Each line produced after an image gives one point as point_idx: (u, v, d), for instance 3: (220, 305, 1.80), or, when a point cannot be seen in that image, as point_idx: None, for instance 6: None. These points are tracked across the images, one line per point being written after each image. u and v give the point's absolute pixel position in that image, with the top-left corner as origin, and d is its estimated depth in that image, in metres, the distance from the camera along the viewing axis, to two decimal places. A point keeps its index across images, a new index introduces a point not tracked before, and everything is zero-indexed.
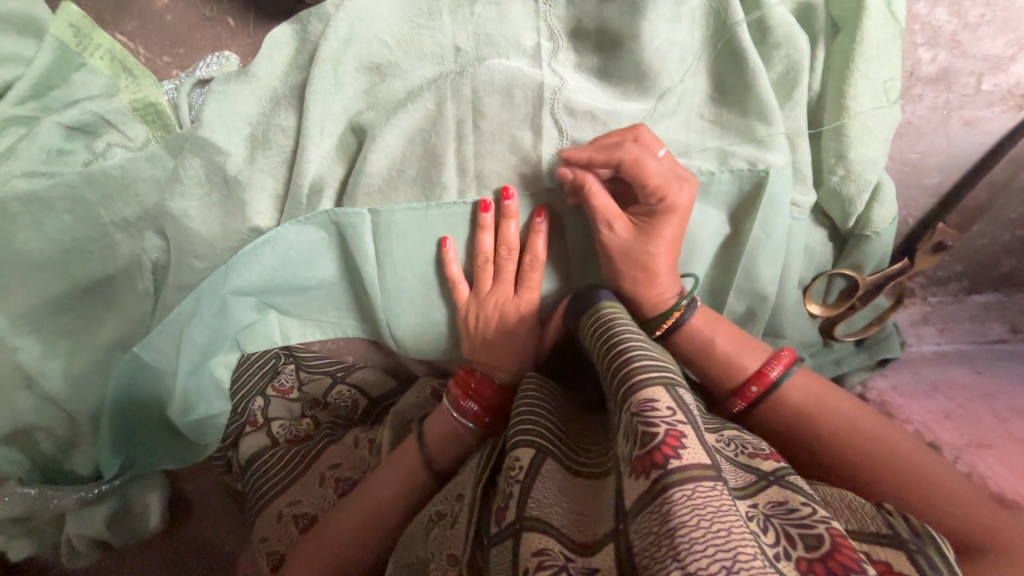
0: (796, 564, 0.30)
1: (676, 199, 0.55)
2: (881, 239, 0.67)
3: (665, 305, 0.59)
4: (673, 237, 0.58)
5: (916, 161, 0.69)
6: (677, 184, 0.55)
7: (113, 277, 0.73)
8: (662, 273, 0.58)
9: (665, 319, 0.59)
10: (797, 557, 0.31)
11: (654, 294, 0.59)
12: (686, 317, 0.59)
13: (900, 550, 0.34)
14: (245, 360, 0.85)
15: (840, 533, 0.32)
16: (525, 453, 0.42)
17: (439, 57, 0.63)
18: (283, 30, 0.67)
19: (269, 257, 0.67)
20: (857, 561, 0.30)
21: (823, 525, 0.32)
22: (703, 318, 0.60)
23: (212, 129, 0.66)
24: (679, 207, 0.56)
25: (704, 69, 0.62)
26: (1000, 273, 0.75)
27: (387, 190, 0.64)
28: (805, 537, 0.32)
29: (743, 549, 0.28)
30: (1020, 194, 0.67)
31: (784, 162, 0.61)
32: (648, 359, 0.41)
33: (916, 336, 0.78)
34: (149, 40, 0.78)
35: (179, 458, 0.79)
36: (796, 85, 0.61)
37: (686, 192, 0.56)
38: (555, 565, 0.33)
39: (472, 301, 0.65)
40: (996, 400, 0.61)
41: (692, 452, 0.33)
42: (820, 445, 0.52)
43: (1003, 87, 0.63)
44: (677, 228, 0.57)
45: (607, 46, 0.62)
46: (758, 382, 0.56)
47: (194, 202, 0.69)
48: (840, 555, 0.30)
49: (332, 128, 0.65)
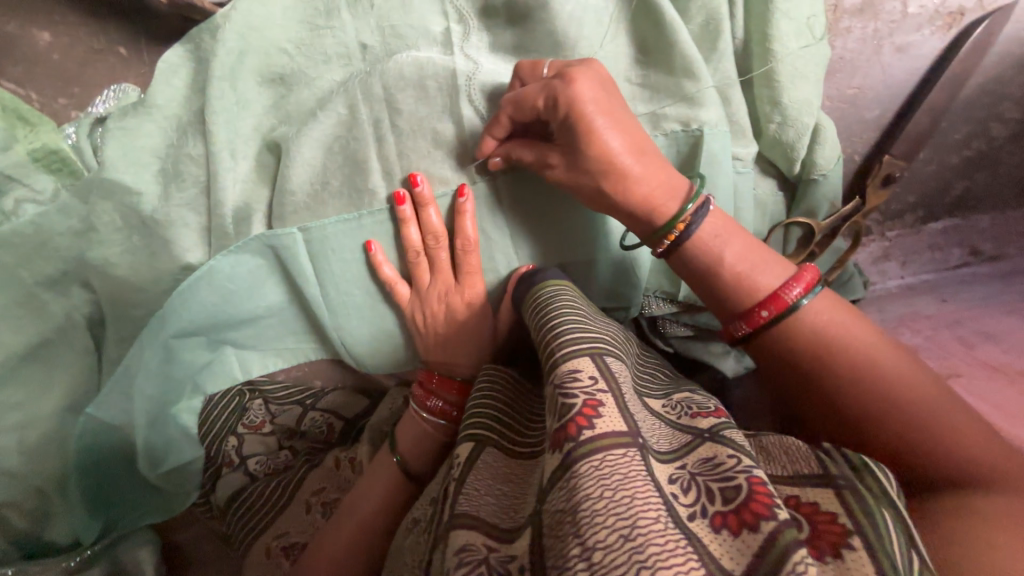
0: (710, 520, 0.30)
1: (582, 85, 0.48)
2: (829, 181, 0.65)
3: (664, 217, 0.50)
4: (615, 121, 0.49)
5: (854, 95, 0.67)
6: (572, 71, 0.50)
7: (51, 340, 0.67)
8: (633, 170, 0.49)
9: (668, 233, 0.50)
10: (714, 512, 0.30)
11: (637, 197, 0.50)
12: (692, 227, 0.49)
13: (829, 487, 0.31)
14: (206, 403, 0.77)
15: (761, 480, 0.30)
16: (464, 449, 0.42)
17: (345, 57, 0.60)
18: (176, 51, 0.62)
19: (207, 293, 0.63)
20: (769, 508, 0.29)
21: (743, 475, 0.31)
22: (716, 223, 0.50)
23: (118, 170, 0.62)
24: (591, 89, 0.48)
25: (624, 30, 0.59)
26: (952, 198, 0.74)
27: (314, 206, 0.61)
28: (723, 490, 0.31)
29: (643, 515, 0.28)
30: (961, 115, 0.67)
31: (718, 118, 0.58)
32: (577, 331, 0.41)
33: (879, 272, 0.79)
34: (40, 84, 0.74)
35: (164, 509, 0.74)
36: (719, 35, 0.58)
37: (588, 75, 0.49)
38: (475, 559, 0.33)
39: (416, 299, 0.63)
40: (962, 325, 0.61)
41: (607, 420, 0.33)
42: (821, 379, 0.44)
43: (929, 7, 0.62)
44: (611, 112, 0.49)
45: (518, 20, 0.58)
46: (773, 305, 0.46)
47: (116, 249, 0.65)
48: (752, 503, 0.29)
49: (245, 149, 0.62)
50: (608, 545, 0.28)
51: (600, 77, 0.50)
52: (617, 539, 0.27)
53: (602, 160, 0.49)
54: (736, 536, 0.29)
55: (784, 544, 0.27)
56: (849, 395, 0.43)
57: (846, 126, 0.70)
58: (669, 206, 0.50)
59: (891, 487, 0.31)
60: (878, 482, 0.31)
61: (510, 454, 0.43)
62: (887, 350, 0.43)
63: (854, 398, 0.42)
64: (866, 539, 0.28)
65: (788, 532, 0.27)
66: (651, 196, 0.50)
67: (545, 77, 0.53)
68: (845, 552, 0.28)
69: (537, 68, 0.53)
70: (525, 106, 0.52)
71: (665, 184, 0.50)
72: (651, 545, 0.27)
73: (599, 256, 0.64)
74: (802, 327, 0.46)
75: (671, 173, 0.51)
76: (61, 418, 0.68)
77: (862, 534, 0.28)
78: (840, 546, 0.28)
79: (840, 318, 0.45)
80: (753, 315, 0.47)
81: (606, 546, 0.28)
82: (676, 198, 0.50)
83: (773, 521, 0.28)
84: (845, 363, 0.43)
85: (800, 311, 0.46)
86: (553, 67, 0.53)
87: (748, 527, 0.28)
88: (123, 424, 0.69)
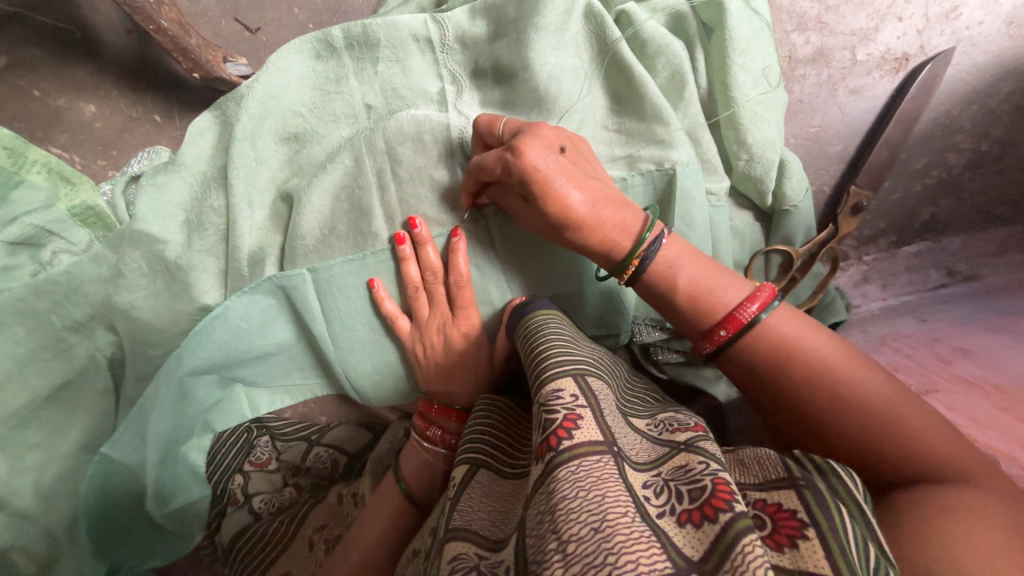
0: (677, 518, 0.32)
1: (530, 153, 0.53)
2: (800, 211, 0.70)
3: (621, 254, 0.56)
4: (565, 177, 0.54)
5: (816, 133, 0.74)
6: (521, 138, 0.55)
7: (72, 382, 0.71)
8: (588, 219, 0.55)
9: (627, 267, 0.56)
10: (681, 510, 0.33)
11: (594, 241, 0.56)
12: (647, 262, 0.55)
13: (792, 488, 0.33)
14: (217, 439, 0.82)
15: (725, 480, 0.33)
16: (459, 471, 0.45)
17: (352, 117, 0.68)
18: (205, 118, 0.71)
19: (221, 332, 0.66)
20: (728, 502, 0.31)
21: (709, 477, 0.33)
22: (671, 253, 0.55)
23: (146, 220, 0.69)
24: (538, 155, 0.54)
25: (599, 85, 0.67)
26: (921, 222, 0.79)
27: (322, 249, 0.66)
28: (691, 491, 0.33)
29: (614, 510, 0.31)
30: (919, 145, 0.74)
31: (689, 157, 0.64)
32: (560, 356, 0.44)
33: (861, 295, 0.83)
34: (82, 148, 0.84)
35: (168, 553, 0.76)
36: (684, 87, 0.65)
37: (536, 140, 0.55)
38: (466, 566, 0.35)
39: (415, 332, 0.66)
40: (940, 343, 0.64)
41: (585, 431, 0.36)
42: (785, 388, 0.50)
43: (875, 55, 0.71)
44: (560, 169, 0.54)
45: (504, 80, 0.66)
46: (729, 325, 0.52)
47: (140, 293, 0.69)
48: (714, 499, 0.32)
49: (261, 200, 0.69)
50: (580, 537, 0.30)
51: (546, 141, 0.55)
52: (589, 532, 0.30)
53: (558, 212, 0.54)
54: (697, 528, 0.31)
55: (737, 531, 0.29)
56: (811, 401, 0.48)
57: (812, 160, 0.76)
58: (624, 244, 0.55)
59: (854, 488, 0.33)
60: (845, 485, 0.33)
61: (501, 474, 0.45)
62: (844, 357, 0.49)
63: (815, 403, 0.48)
64: (820, 530, 0.31)
65: (742, 521, 0.30)
66: (608, 237, 0.56)
67: (501, 135, 0.59)
68: (799, 542, 0.31)
69: (494, 126, 0.59)
70: (486, 167, 0.57)
71: (618, 225, 0.55)
72: (619, 535, 0.29)
73: (586, 286, 0.68)
74: (763, 339, 0.51)
75: (625, 212, 0.56)
76: (76, 458, 0.71)
77: (817, 527, 0.31)
78: (796, 537, 0.31)
79: (801, 331, 0.51)
80: (713, 335, 0.53)
81: (579, 538, 0.30)
82: (629, 236, 0.55)
83: (729, 512, 0.30)
84: (805, 372, 0.49)
85: (759, 326, 0.51)
86: (508, 127, 0.58)
87: (709, 520, 0.31)
88: (133, 463, 0.70)
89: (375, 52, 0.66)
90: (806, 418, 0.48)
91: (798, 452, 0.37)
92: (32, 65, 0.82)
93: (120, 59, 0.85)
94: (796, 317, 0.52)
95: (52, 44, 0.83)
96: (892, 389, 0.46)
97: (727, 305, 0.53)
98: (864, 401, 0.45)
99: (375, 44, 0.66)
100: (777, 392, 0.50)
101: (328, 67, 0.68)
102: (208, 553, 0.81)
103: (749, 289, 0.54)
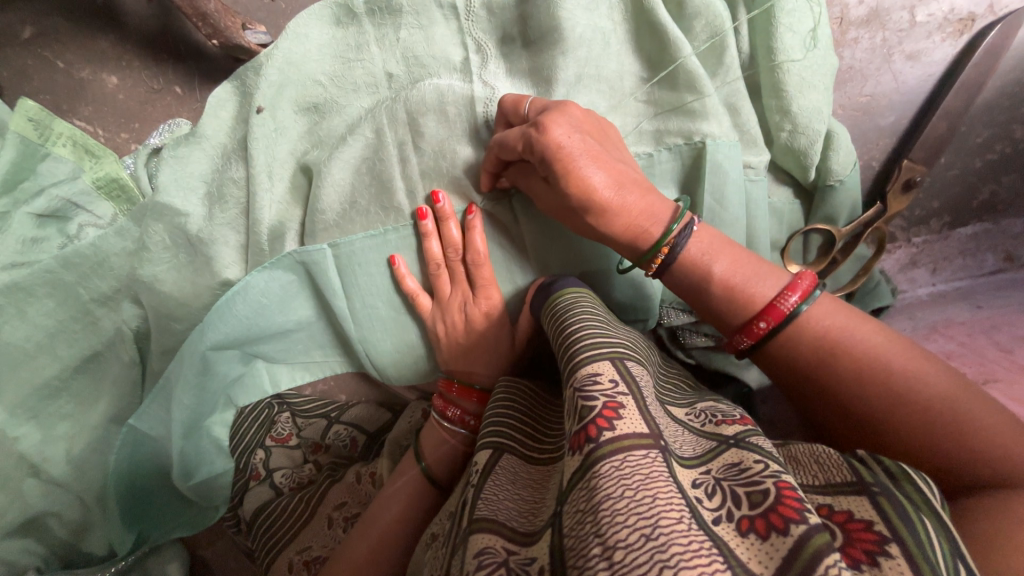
0: (737, 525, 0.30)
1: (556, 128, 0.50)
2: (846, 188, 0.65)
3: (650, 242, 0.52)
4: (590, 157, 0.51)
5: (867, 103, 0.69)
6: (547, 114, 0.52)
7: (100, 353, 0.72)
8: (614, 202, 0.51)
9: (655, 256, 0.52)
10: (740, 517, 0.30)
11: (619, 225, 0.52)
12: (677, 249, 0.51)
13: (863, 495, 0.32)
14: (239, 414, 0.83)
15: (788, 485, 0.30)
16: (482, 456, 0.43)
17: (373, 86, 0.66)
18: (225, 88, 0.69)
19: (242, 307, 0.65)
20: (799, 511, 0.29)
21: (771, 480, 0.31)
22: (703, 241, 0.51)
23: (168, 193, 0.68)
24: (563, 132, 0.50)
25: (630, 51, 0.63)
26: (980, 202, 0.74)
27: (343, 224, 0.65)
28: (750, 495, 0.31)
29: (666, 515, 0.28)
30: (981, 117, 0.68)
31: (723, 130, 0.60)
32: (593, 339, 0.41)
33: (908, 280, 0.78)
34: (106, 120, 0.85)
35: (190, 525, 0.77)
36: (724, 51, 0.61)
37: (563, 116, 0.52)
38: (494, 562, 0.33)
39: (436, 309, 0.65)
40: (998, 331, 0.59)
41: (627, 422, 0.33)
42: (832, 383, 0.46)
43: (937, 16, 0.65)
44: (586, 147, 0.51)
45: (532, 43, 0.63)
46: (769, 316, 0.48)
47: (163, 265, 0.69)
48: (782, 507, 0.29)
49: (281, 172, 0.67)
50: (628, 544, 0.28)
51: (573, 118, 0.52)
52: (638, 539, 0.28)
53: (581, 195, 0.51)
54: (764, 540, 0.29)
55: (815, 548, 0.27)
56: (860, 398, 0.45)
57: (861, 133, 0.71)
58: (653, 231, 0.51)
59: (931, 494, 0.31)
60: (916, 489, 0.31)
61: (527, 460, 0.43)
62: (895, 350, 0.45)
63: (867, 401, 0.44)
64: (904, 547, 0.28)
65: (819, 538, 0.27)
66: (634, 223, 0.52)
67: (527, 113, 0.56)
68: (881, 560, 0.28)
69: (521, 106, 0.57)
70: (509, 144, 0.54)
71: (644, 211, 0.51)
72: (674, 545, 0.27)
73: (613, 269, 0.65)
74: (805, 331, 0.48)
75: (652, 199, 0.52)
76: (104, 429, 0.73)
77: (900, 542, 0.29)
78: (875, 553, 0.29)
79: (846, 320, 0.47)
80: (752, 328, 0.49)
81: (627, 545, 0.28)
82: (659, 222, 0.51)
83: (803, 525, 0.28)
84: (854, 367, 0.45)
85: (803, 316, 0.48)
86: (534, 105, 0.55)
87: (777, 530, 0.28)
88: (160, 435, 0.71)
89: (397, 18, 0.64)
90: (856, 416, 0.45)
91: (861, 452, 0.35)
92: (60, 37, 0.83)
93: (141, 28, 0.84)
94: (842, 304, 0.49)
95: (75, 13, 0.83)
96: (954, 381, 0.43)
97: (765, 296, 0.49)
98: (920, 398, 0.42)
99: (398, 10, 0.63)
100: (823, 388, 0.47)
101: (349, 34, 0.65)
102: (231, 526, 0.81)
103: (788, 278, 0.50)
